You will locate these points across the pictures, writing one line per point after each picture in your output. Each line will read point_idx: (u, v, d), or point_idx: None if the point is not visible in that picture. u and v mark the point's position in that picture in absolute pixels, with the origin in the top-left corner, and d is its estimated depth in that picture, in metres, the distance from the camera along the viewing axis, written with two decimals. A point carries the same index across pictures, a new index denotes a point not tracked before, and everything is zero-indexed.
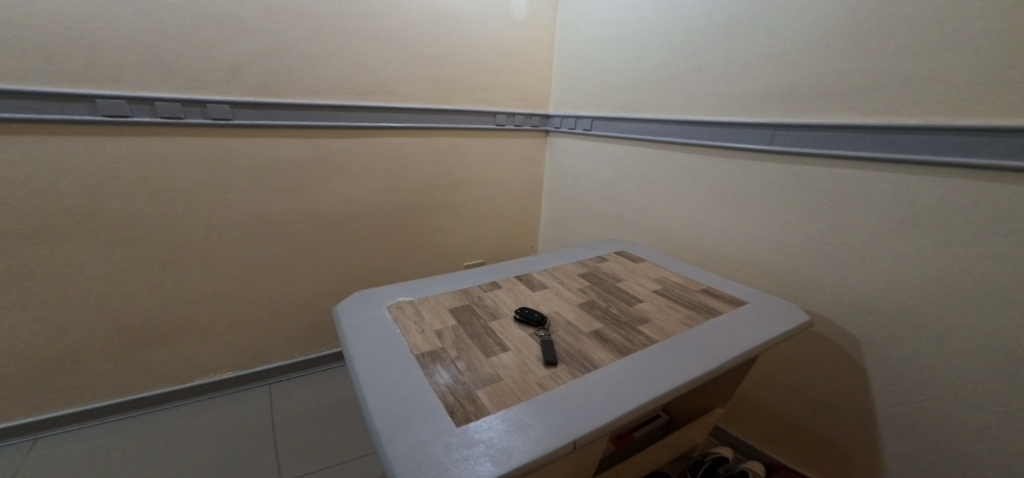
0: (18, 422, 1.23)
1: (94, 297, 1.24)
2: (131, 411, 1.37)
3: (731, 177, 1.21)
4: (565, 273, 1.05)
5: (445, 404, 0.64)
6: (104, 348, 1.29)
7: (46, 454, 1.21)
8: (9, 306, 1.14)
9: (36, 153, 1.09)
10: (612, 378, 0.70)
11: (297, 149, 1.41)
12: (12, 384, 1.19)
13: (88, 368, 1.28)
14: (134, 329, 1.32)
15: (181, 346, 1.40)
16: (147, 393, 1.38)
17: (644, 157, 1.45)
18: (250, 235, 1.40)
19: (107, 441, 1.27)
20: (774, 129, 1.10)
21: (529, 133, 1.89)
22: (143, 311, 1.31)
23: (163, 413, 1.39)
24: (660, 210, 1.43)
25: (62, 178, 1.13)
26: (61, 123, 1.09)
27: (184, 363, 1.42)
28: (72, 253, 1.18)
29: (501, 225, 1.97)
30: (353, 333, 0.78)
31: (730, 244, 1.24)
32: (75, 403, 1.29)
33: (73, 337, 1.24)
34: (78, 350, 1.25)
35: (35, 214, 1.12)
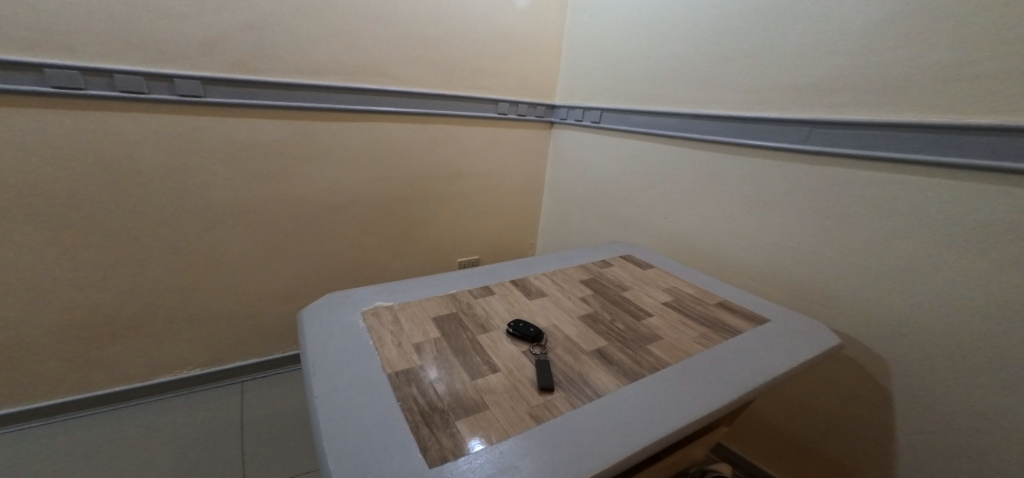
0: None
1: (45, 286, 1.13)
2: (87, 409, 1.27)
3: (753, 178, 1.11)
4: (566, 278, 0.95)
5: (417, 438, 0.54)
6: (57, 342, 1.18)
7: None
8: None
9: None
10: (616, 409, 0.60)
11: (279, 132, 1.29)
12: None
13: (39, 363, 1.17)
14: (91, 322, 1.21)
15: (145, 341, 1.29)
16: (105, 391, 1.28)
17: (657, 153, 1.35)
18: (224, 223, 1.29)
19: (56, 442, 1.17)
20: (812, 127, 0.99)
21: (532, 124, 1.78)
22: (101, 302, 1.20)
23: (122, 412, 1.29)
24: (672, 211, 1.32)
25: (7, 156, 1.01)
26: (3, 94, 0.97)
27: (149, 359, 1.32)
28: (17, 238, 1.07)
29: (499, 220, 1.86)
30: (318, 345, 0.68)
31: (748, 250, 1.14)
32: (22, 401, 1.18)
33: (21, 329, 1.13)
34: (26, 343, 1.14)
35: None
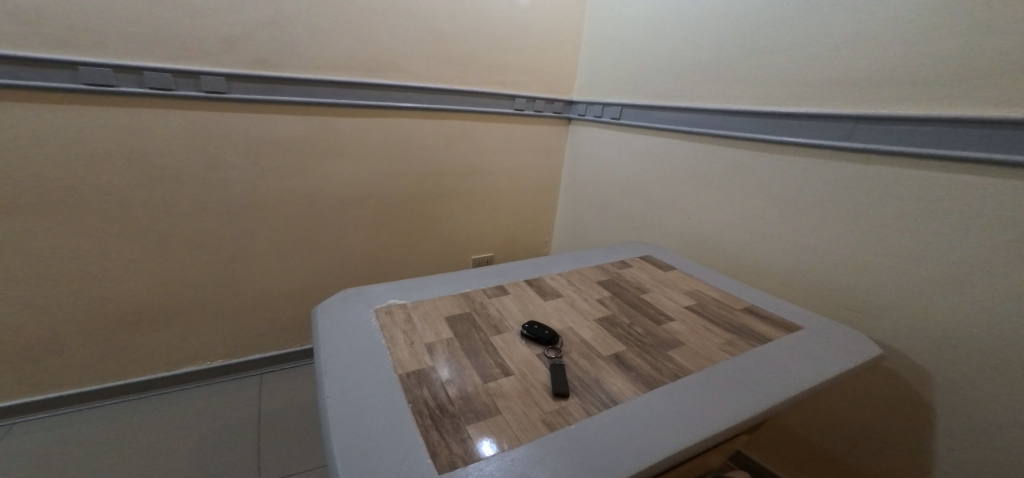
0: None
1: (77, 278, 1.17)
2: (115, 397, 1.31)
3: (782, 176, 1.06)
4: (583, 279, 0.92)
5: (426, 442, 0.52)
6: (88, 331, 1.22)
7: (24, 439, 1.16)
8: None
9: (14, 124, 1.00)
10: (634, 417, 0.57)
11: (298, 128, 1.30)
12: None
13: (71, 351, 1.22)
14: (119, 313, 1.24)
15: (169, 332, 1.33)
16: (133, 379, 1.32)
17: (680, 150, 1.30)
18: (245, 218, 1.31)
19: (86, 428, 1.21)
20: (856, 123, 0.92)
21: (550, 120, 1.75)
22: (130, 294, 1.24)
23: (147, 401, 1.33)
24: (695, 211, 1.28)
25: (44, 151, 1.04)
26: (40, 92, 1.01)
27: (173, 350, 1.35)
28: (52, 231, 1.11)
29: (514, 217, 1.84)
30: (331, 342, 0.67)
31: (775, 252, 1.09)
32: (57, 387, 1.23)
33: (55, 319, 1.17)
34: (59, 332, 1.19)
35: (12, 188, 1.04)
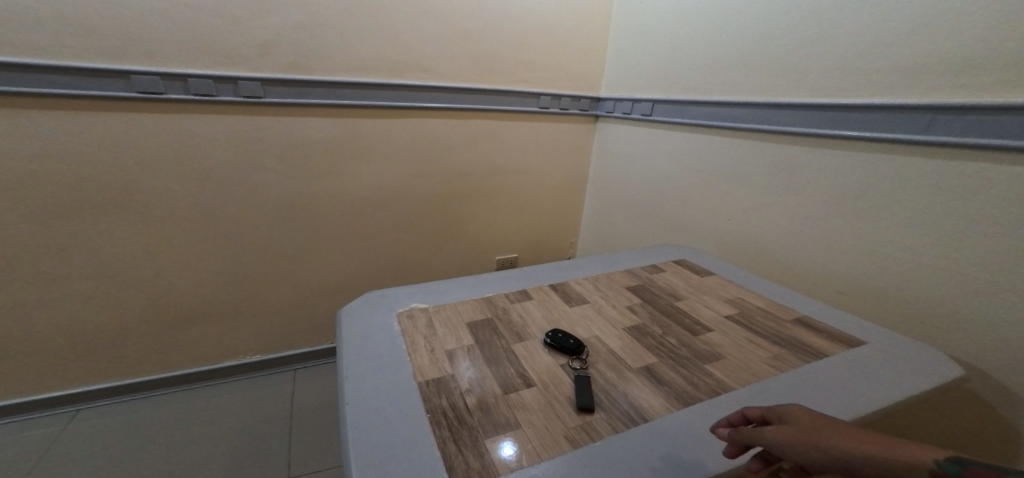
0: (60, 393, 1.25)
1: (130, 275, 1.22)
2: (164, 388, 1.37)
3: (831, 174, 0.96)
4: (611, 284, 0.88)
5: (443, 455, 0.50)
6: (140, 325, 1.28)
7: (84, 425, 1.23)
8: (52, 281, 1.15)
9: (73, 129, 1.06)
10: (666, 435, 0.53)
11: (328, 130, 1.31)
12: (54, 355, 1.21)
13: (125, 344, 1.28)
14: (167, 309, 1.30)
15: (212, 327, 1.38)
16: (179, 372, 1.38)
17: (718, 146, 1.22)
18: (279, 218, 1.34)
19: (137, 417, 1.28)
20: (934, 114, 0.80)
21: (577, 118, 1.70)
22: (176, 290, 1.29)
23: (192, 393, 1.39)
24: (733, 211, 1.20)
25: (101, 155, 1.10)
26: (97, 100, 1.05)
27: (216, 344, 1.40)
28: (107, 231, 1.16)
29: (540, 218, 1.80)
30: (352, 346, 0.66)
31: (822, 256, 1.00)
32: (112, 378, 1.30)
33: (110, 313, 1.24)
34: (115, 326, 1.25)
35: (72, 190, 1.10)
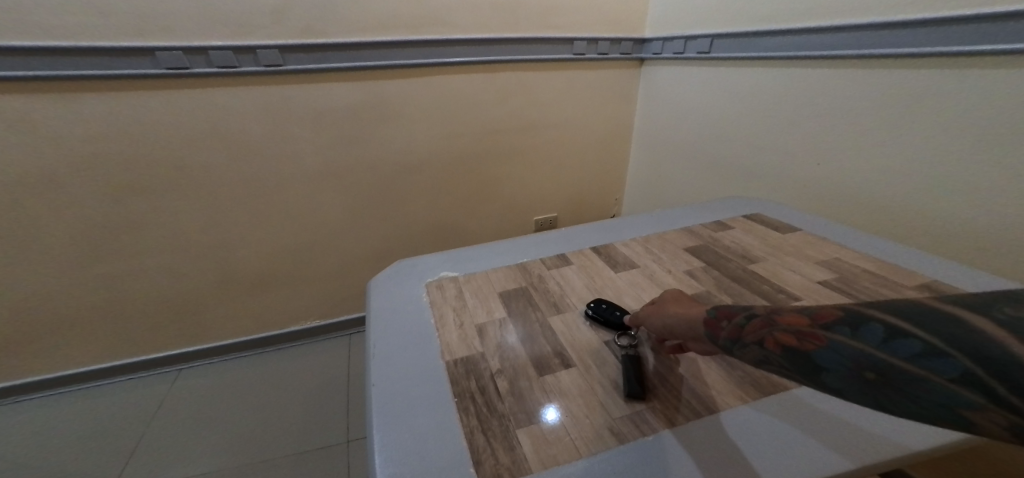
0: (161, 356, 1.34)
1: (189, 251, 1.24)
2: (243, 352, 1.44)
3: (961, 101, 0.75)
4: (665, 245, 0.76)
5: (471, 447, 0.43)
6: (210, 297, 1.32)
7: (184, 384, 1.32)
8: (122, 259, 1.18)
9: (113, 110, 1.04)
10: (740, 433, 0.44)
11: (352, 95, 1.24)
12: (135, 328, 1.28)
13: (195, 317, 1.33)
14: (226, 282, 1.32)
15: (269, 297, 1.40)
16: (250, 337, 1.43)
17: (799, 81, 1.01)
18: (315, 189, 1.31)
19: (217, 380, 1.34)
20: None
21: (618, 63, 1.52)
22: (235, 262, 1.31)
23: (260, 357, 1.44)
24: (817, 152, 1.00)
25: (142, 134, 1.08)
26: (128, 79, 1.03)
27: (277, 312, 1.43)
28: (161, 209, 1.17)
29: (581, 174, 1.67)
30: (379, 320, 0.61)
31: (941, 202, 0.80)
32: (193, 343, 1.37)
33: (181, 286, 1.28)
34: (186, 298, 1.30)
35: (124, 171, 1.10)
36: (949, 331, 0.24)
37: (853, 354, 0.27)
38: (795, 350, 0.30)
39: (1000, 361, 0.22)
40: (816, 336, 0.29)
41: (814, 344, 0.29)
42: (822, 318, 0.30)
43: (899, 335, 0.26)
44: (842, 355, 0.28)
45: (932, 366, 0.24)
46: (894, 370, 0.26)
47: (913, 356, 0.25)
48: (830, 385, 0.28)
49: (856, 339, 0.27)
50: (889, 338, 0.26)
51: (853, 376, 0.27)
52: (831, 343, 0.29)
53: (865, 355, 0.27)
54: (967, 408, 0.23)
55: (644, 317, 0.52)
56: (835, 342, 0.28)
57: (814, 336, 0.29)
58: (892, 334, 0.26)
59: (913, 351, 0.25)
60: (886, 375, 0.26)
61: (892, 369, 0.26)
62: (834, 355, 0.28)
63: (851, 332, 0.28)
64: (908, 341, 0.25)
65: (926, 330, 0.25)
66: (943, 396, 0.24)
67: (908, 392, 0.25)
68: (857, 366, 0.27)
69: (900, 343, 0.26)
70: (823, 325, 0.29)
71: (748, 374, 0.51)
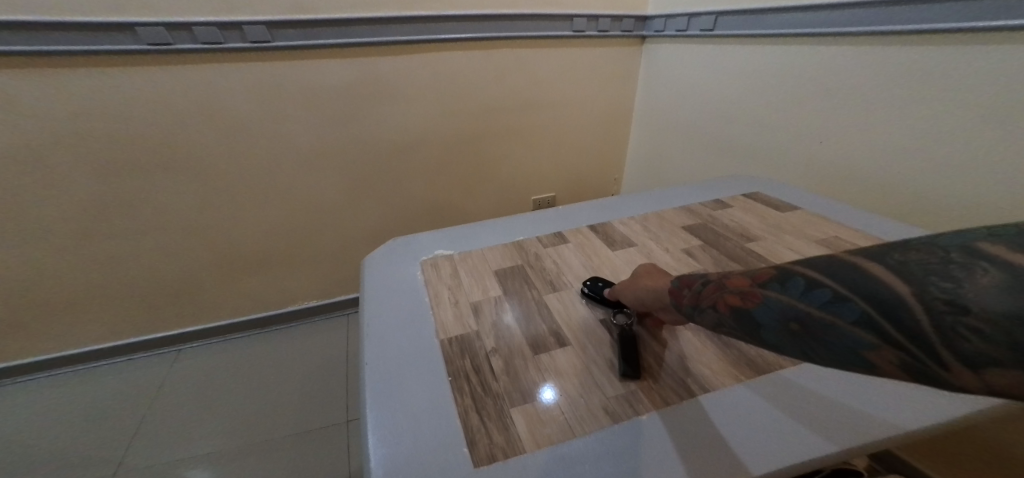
0: (159, 336, 1.34)
1: (184, 232, 1.23)
2: (242, 332, 1.44)
3: (972, 80, 0.72)
4: (663, 224, 0.75)
5: (465, 427, 0.43)
6: (206, 278, 1.32)
7: (184, 365, 1.33)
8: (115, 240, 1.17)
9: (96, 88, 1.00)
10: (735, 412, 0.44)
11: (344, 73, 1.20)
12: (131, 310, 1.27)
13: (192, 298, 1.33)
14: (222, 263, 1.32)
15: (266, 278, 1.39)
16: (248, 318, 1.43)
17: (806, 58, 0.98)
18: (309, 170, 1.29)
19: (217, 360, 1.35)
20: None
21: (619, 41, 1.48)
22: (231, 243, 1.30)
23: (259, 337, 1.44)
24: (822, 130, 0.98)
25: (128, 113, 1.05)
26: (109, 56, 0.99)
27: (274, 293, 1.43)
28: (152, 190, 1.15)
29: (579, 154, 1.64)
30: (373, 299, 0.60)
31: (946, 183, 0.78)
32: (191, 324, 1.37)
33: (177, 267, 1.27)
34: (182, 279, 1.29)
35: (112, 151, 1.07)
36: (852, 280, 0.27)
37: (783, 308, 0.31)
38: (740, 310, 0.33)
39: (889, 303, 0.26)
40: (755, 295, 0.33)
41: (752, 301, 0.33)
42: (760, 277, 0.33)
43: (816, 286, 0.29)
44: (774, 309, 0.31)
45: (834, 311, 0.27)
46: (810, 319, 0.29)
47: (826, 304, 0.28)
48: (767, 339, 0.31)
49: (784, 293, 0.31)
50: (808, 289, 0.29)
51: (783, 329, 0.30)
52: (766, 300, 0.32)
53: (791, 309, 0.30)
54: (867, 350, 0.26)
55: (619, 291, 0.55)
56: (770, 299, 0.32)
57: (754, 296, 0.32)
58: (810, 285, 0.29)
59: (823, 298, 0.28)
60: (805, 325, 0.29)
61: (810, 318, 0.29)
62: (767, 309, 0.31)
63: (781, 288, 0.31)
64: (822, 291, 0.29)
65: (835, 281, 0.28)
66: (848, 339, 0.27)
67: (821, 338, 0.28)
68: (785, 319, 0.30)
69: (815, 292, 0.29)
70: (761, 283, 0.33)
71: (744, 353, 0.51)
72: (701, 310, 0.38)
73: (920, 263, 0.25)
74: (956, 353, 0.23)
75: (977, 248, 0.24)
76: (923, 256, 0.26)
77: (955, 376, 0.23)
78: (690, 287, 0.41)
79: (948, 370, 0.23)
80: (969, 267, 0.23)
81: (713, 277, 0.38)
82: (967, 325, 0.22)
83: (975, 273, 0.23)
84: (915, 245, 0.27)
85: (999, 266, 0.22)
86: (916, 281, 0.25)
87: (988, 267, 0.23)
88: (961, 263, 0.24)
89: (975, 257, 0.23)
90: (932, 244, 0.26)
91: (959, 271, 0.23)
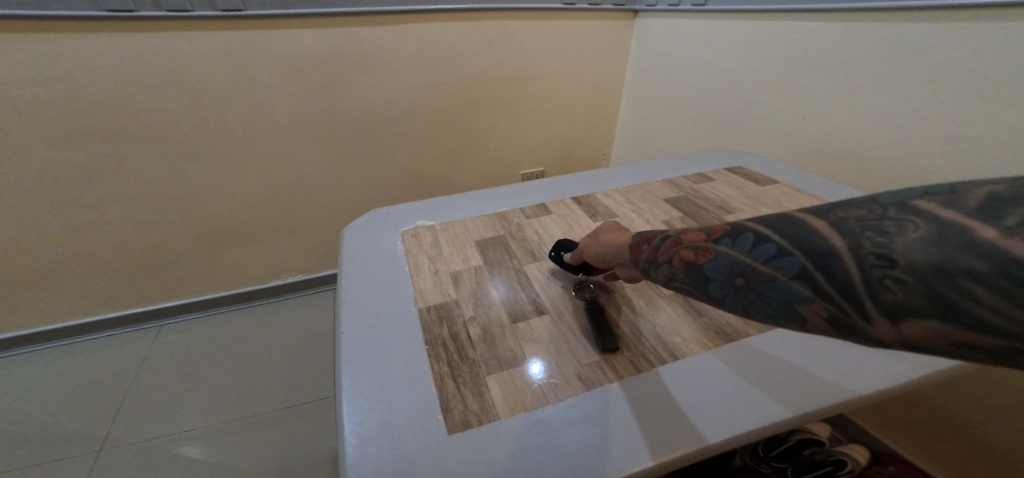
0: (140, 311, 1.33)
1: (162, 205, 1.20)
2: (226, 307, 1.43)
3: (957, 58, 0.72)
4: (645, 196, 0.75)
5: (440, 394, 0.43)
6: (188, 252, 1.30)
7: (167, 339, 1.33)
8: (88, 215, 1.14)
9: (56, 55, 0.95)
10: (705, 377, 0.45)
11: (324, 43, 1.16)
12: (109, 285, 1.25)
13: (174, 272, 1.31)
14: (203, 238, 1.30)
15: (250, 252, 1.38)
16: (233, 292, 1.42)
17: (794, 33, 0.97)
18: (290, 142, 1.26)
19: (202, 334, 1.35)
20: None
21: (609, 14, 1.44)
22: (212, 216, 1.28)
23: (244, 312, 1.44)
24: (807, 104, 0.98)
25: (94, 81, 1.00)
26: (66, 21, 0.93)
27: (259, 267, 1.42)
28: (126, 163, 1.12)
29: (568, 129, 1.63)
30: (352, 268, 0.59)
31: (924, 160, 0.79)
32: (174, 298, 1.36)
33: (157, 241, 1.25)
34: (162, 253, 1.27)
35: (79, 123, 1.03)
36: (796, 234, 0.29)
37: (731, 263, 0.32)
38: (693, 266, 0.35)
39: (824, 256, 0.27)
40: (708, 250, 0.34)
41: (704, 256, 0.34)
42: (714, 232, 0.35)
43: (763, 241, 0.30)
44: (722, 264, 0.33)
45: (776, 266, 0.29)
46: (754, 273, 0.30)
47: (771, 259, 0.29)
48: (713, 293, 0.33)
49: (734, 249, 0.32)
50: (755, 245, 0.31)
51: (729, 283, 0.32)
52: (717, 255, 0.33)
53: (738, 263, 0.32)
54: (801, 302, 0.28)
55: (581, 252, 0.55)
56: (720, 254, 0.33)
57: (706, 251, 0.34)
58: (758, 241, 0.31)
59: (766, 253, 0.30)
60: (748, 278, 0.31)
61: (754, 273, 0.30)
62: (716, 263, 0.33)
63: (732, 243, 0.33)
64: (766, 247, 0.30)
65: (781, 237, 0.29)
66: (786, 292, 0.28)
67: (761, 291, 0.30)
68: (732, 273, 0.32)
69: (759, 248, 0.30)
70: (714, 238, 0.34)
71: (717, 323, 0.51)
72: (657, 264, 0.39)
73: (860, 219, 0.26)
74: (880, 304, 0.25)
75: (910, 204, 0.25)
76: (863, 212, 0.27)
77: (874, 327, 0.25)
78: (648, 241, 0.42)
79: (869, 321, 0.25)
80: (903, 224, 0.25)
81: (670, 232, 0.39)
82: (894, 278, 0.24)
83: (907, 228, 0.24)
84: (854, 202, 0.28)
85: (927, 221, 0.24)
86: (854, 236, 0.26)
87: (919, 223, 0.24)
88: (896, 219, 0.25)
89: (908, 213, 0.25)
90: (869, 200, 0.27)
91: (894, 226, 0.25)
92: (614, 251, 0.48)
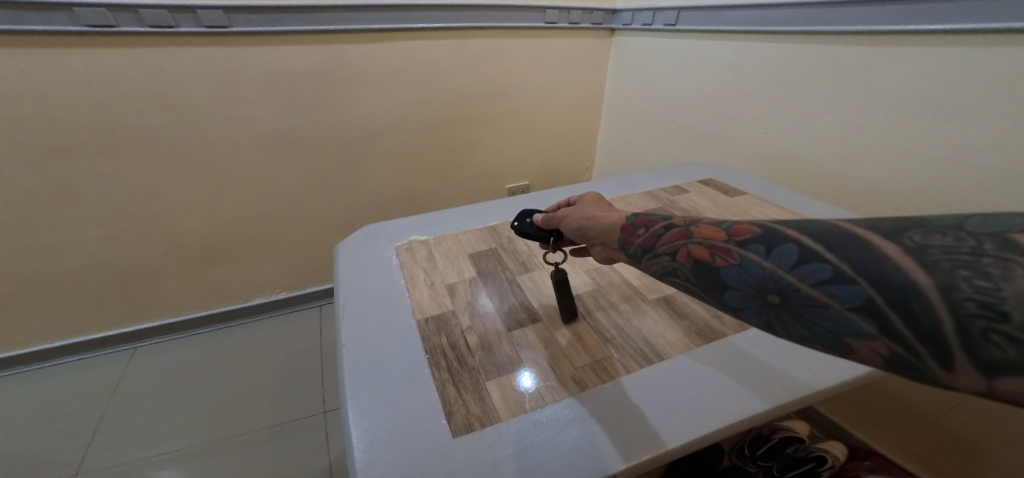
0: (115, 333, 1.29)
1: (140, 223, 1.18)
2: (207, 326, 1.41)
3: (899, 79, 0.80)
4: (628, 208, 0.79)
5: (442, 399, 0.46)
6: (168, 270, 1.27)
7: (145, 361, 1.29)
8: (61, 234, 1.10)
9: (31, 70, 0.93)
10: (688, 375, 0.49)
11: (310, 59, 1.18)
12: (82, 305, 1.21)
13: (152, 291, 1.28)
14: (184, 256, 1.28)
15: (232, 269, 1.36)
16: (214, 310, 1.39)
17: (757, 55, 1.05)
18: (274, 157, 1.26)
19: (182, 355, 1.32)
20: None
21: (587, 32, 1.51)
22: (193, 234, 1.26)
23: (226, 331, 1.41)
24: (773, 120, 1.05)
25: (71, 97, 0.99)
26: (44, 36, 0.92)
27: (242, 284, 1.40)
28: (103, 180, 1.09)
29: (551, 143, 1.68)
30: (348, 282, 0.61)
31: (878, 171, 0.87)
32: (151, 318, 1.32)
33: (135, 259, 1.22)
34: (140, 271, 1.24)
35: (54, 139, 1.01)
36: (863, 258, 0.28)
37: (763, 276, 0.33)
38: (709, 269, 0.36)
39: (902, 294, 0.26)
40: (732, 255, 0.35)
41: (727, 260, 0.35)
42: (739, 235, 0.36)
43: (814, 261, 0.30)
44: (750, 274, 0.34)
45: (830, 291, 0.29)
46: (796, 294, 0.31)
47: (823, 283, 0.29)
48: (732, 302, 0.34)
49: (768, 260, 0.33)
50: (798, 263, 0.31)
51: (760, 298, 0.33)
52: (743, 263, 0.34)
53: (774, 278, 0.32)
54: (857, 336, 0.28)
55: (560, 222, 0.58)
56: (747, 262, 0.34)
57: (731, 256, 0.35)
58: (805, 259, 0.31)
59: (812, 274, 0.30)
60: (786, 298, 0.31)
61: (798, 294, 0.31)
62: (741, 271, 0.34)
63: (766, 254, 0.33)
64: (815, 267, 0.30)
65: (838, 259, 0.29)
66: (839, 322, 0.28)
67: (800, 312, 0.31)
68: (764, 288, 0.33)
69: (803, 266, 0.31)
70: (739, 244, 0.35)
71: (695, 323, 0.56)
72: (654, 254, 0.42)
73: (950, 253, 0.26)
74: (979, 358, 0.24)
75: (1009, 242, 0.25)
76: (951, 243, 0.27)
77: (957, 376, 0.25)
78: (645, 226, 0.45)
79: (953, 371, 0.25)
80: (1007, 266, 0.24)
81: (673, 223, 0.42)
82: (1001, 332, 0.23)
83: (1013, 272, 0.24)
84: (934, 228, 0.28)
85: None
86: (950, 275, 0.25)
87: None
88: (999, 259, 0.25)
89: (1011, 254, 0.25)
90: (954, 229, 0.27)
91: (997, 267, 0.24)
92: (599, 230, 0.51)
